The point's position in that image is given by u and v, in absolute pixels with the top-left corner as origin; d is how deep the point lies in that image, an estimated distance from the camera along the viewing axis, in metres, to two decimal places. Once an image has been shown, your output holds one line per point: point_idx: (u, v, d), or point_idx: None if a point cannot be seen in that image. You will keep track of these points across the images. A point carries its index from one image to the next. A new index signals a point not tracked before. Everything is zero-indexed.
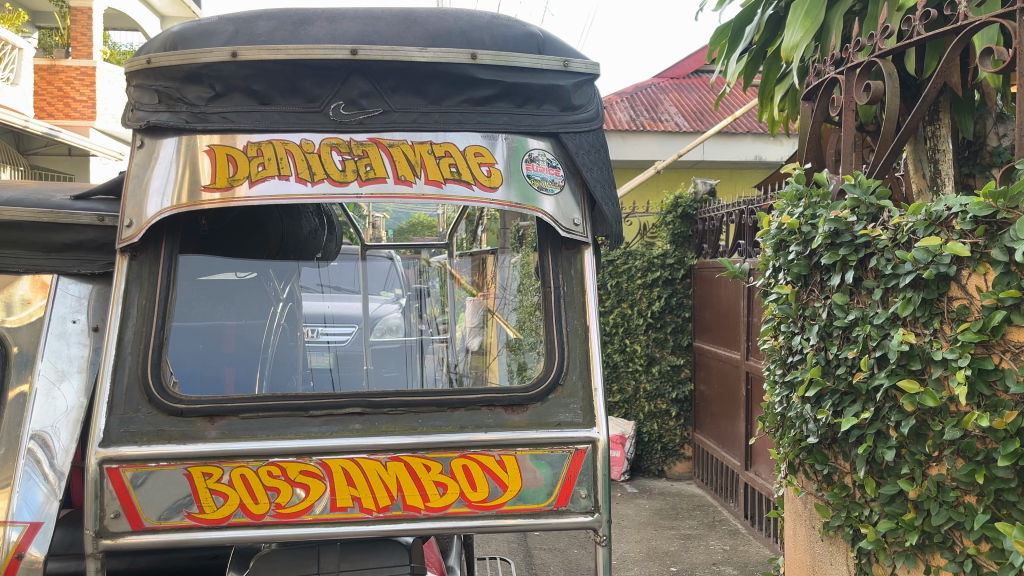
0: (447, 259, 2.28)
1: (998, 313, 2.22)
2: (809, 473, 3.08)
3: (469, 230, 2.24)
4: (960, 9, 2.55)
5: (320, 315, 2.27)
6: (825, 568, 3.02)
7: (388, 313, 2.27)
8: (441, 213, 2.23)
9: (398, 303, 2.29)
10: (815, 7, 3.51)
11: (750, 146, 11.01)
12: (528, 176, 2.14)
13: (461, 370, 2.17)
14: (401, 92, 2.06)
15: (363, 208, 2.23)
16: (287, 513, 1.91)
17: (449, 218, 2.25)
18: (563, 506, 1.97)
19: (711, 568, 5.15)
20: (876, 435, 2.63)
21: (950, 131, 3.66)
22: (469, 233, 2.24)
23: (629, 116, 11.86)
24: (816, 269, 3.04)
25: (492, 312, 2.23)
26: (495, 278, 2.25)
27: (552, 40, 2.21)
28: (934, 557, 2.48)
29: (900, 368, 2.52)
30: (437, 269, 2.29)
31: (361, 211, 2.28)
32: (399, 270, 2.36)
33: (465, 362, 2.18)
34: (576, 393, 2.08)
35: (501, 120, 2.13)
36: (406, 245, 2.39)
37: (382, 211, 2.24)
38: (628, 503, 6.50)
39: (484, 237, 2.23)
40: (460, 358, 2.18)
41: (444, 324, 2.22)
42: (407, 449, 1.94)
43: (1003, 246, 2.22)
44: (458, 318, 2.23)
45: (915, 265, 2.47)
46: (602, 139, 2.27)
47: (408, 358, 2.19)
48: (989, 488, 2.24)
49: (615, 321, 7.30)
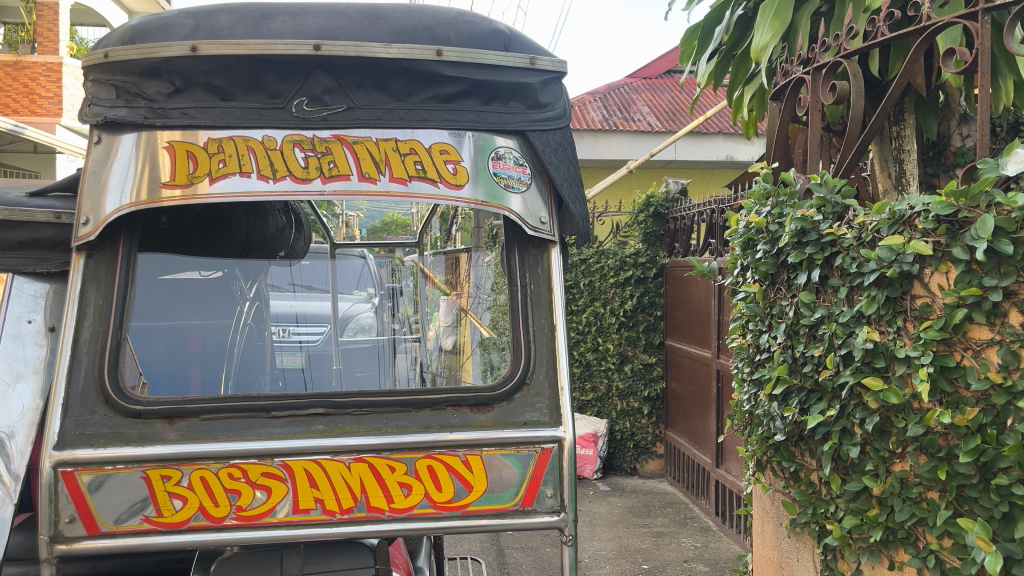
0: (422, 257, 2.35)
1: (959, 311, 2.25)
2: (776, 470, 3.09)
3: (443, 228, 2.24)
4: (924, 9, 2.58)
5: (292, 315, 2.25)
6: (791, 564, 3.04)
7: (360, 313, 2.34)
8: (415, 212, 2.20)
9: (372, 303, 2.39)
10: (784, 7, 3.51)
11: (722, 146, 11.09)
12: (495, 174, 2.12)
13: (435, 370, 2.17)
14: (365, 88, 2.04)
15: (336, 206, 2.17)
16: (248, 516, 1.88)
17: (422, 216, 2.23)
18: (529, 506, 1.95)
19: (682, 565, 5.17)
20: (841, 432, 2.66)
21: (915, 131, 3.71)
22: (443, 232, 2.25)
23: (601, 116, 11.89)
24: (783, 268, 3.05)
25: (465, 311, 2.25)
26: (469, 277, 2.28)
27: (519, 37, 2.20)
28: (897, 553, 2.50)
29: (865, 366, 2.55)
30: (413, 269, 2.38)
31: (335, 209, 2.20)
32: (371, 268, 2.48)
33: (439, 362, 2.19)
34: (543, 392, 2.07)
35: (467, 117, 2.11)
36: (379, 244, 2.44)
37: (357, 210, 2.20)
38: (601, 501, 6.51)
39: (458, 236, 2.24)
40: (433, 358, 2.19)
41: (417, 324, 2.28)
42: (372, 450, 1.91)
43: (965, 245, 2.26)
44: (432, 317, 2.27)
45: (878, 264, 2.50)
46: (569, 137, 2.25)
47: (380, 359, 2.18)
48: (951, 484, 2.26)
49: (588, 320, 7.33)
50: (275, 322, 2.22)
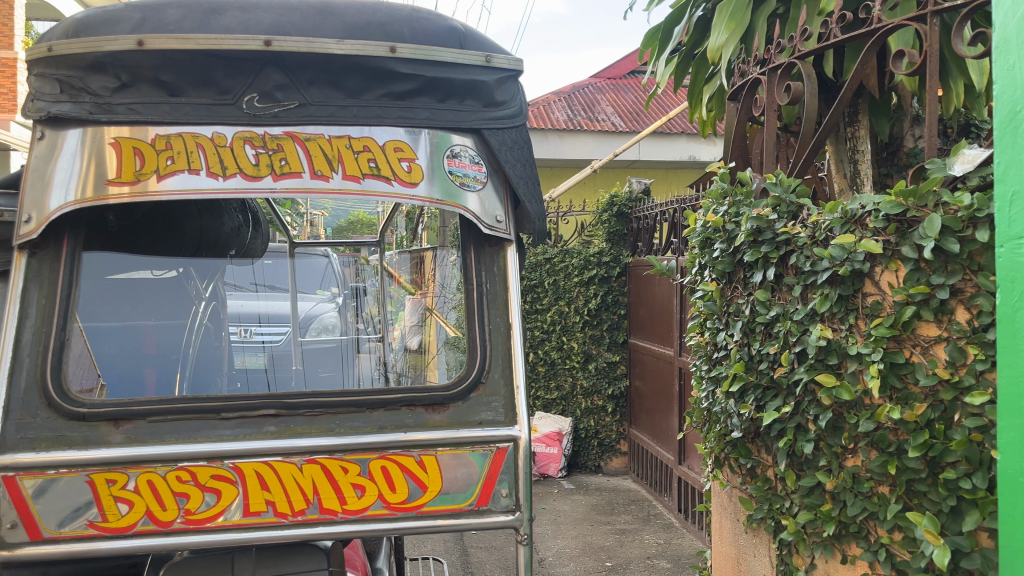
0: (388, 256, 2.35)
1: (908, 308, 2.29)
2: (733, 467, 3.12)
3: (409, 228, 2.23)
4: (874, 12, 2.62)
5: (255, 314, 2.21)
6: (748, 560, 3.08)
7: (324, 312, 2.29)
8: (382, 213, 2.18)
9: (335, 302, 2.35)
10: (740, 8, 3.56)
11: (685, 146, 11.19)
12: (450, 172, 2.11)
13: (400, 370, 2.15)
14: (318, 85, 2.02)
15: (300, 204, 2.11)
16: (196, 520, 1.85)
17: (388, 214, 2.19)
18: (484, 506, 1.95)
19: (645, 562, 5.20)
20: (796, 428, 2.69)
21: (869, 132, 3.77)
22: (409, 231, 2.23)
23: (566, 116, 11.93)
24: (739, 266, 3.09)
25: (431, 311, 2.26)
26: (434, 277, 2.28)
27: (474, 34, 2.19)
28: (849, 547, 2.54)
29: (819, 363, 2.58)
30: (378, 268, 2.36)
31: (298, 208, 2.15)
32: (335, 268, 2.42)
33: (404, 361, 2.17)
34: (498, 391, 2.08)
35: (422, 115, 2.10)
36: (344, 243, 2.38)
37: (321, 209, 2.18)
38: (565, 499, 6.53)
39: (424, 235, 2.24)
40: (398, 359, 2.17)
41: (381, 324, 2.26)
42: (324, 451, 1.89)
43: (914, 244, 2.29)
44: (397, 317, 2.27)
45: (831, 262, 2.54)
46: (526, 136, 2.24)
47: (344, 358, 2.16)
48: (901, 478, 2.31)
49: (553, 318, 7.30)
50: (236, 322, 2.19)
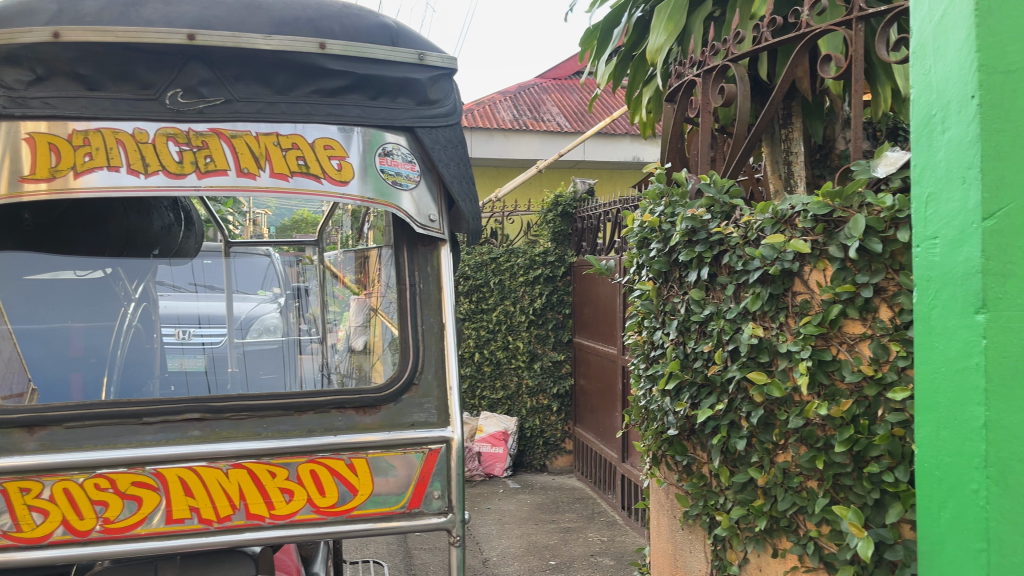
0: (331, 255, 2.26)
1: (835, 306, 2.35)
2: (670, 465, 3.15)
3: (355, 227, 2.23)
4: (803, 17, 2.67)
5: (195, 316, 2.16)
6: (684, 556, 3.11)
7: (264, 314, 2.22)
8: (325, 211, 2.20)
9: (276, 303, 2.25)
10: (678, 10, 3.59)
11: (629, 146, 11.30)
12: (382, 170, 2.08)
13: (344, 372, 2.12)
14: (245, 81, 1.98)
15: (242, 204, 2.13)
16: (116, 528, 1.79)
17: (333, 216, 2.23)
18: (416, 508, 1.93)
19: (589, 559, 5.23)
20: (729, 425, 2.73)
21: (802, 134, 3.86)
22: (354, 230, 2.24)
23: (512, 116, 11.94)
24: (675, 266, 3.13)
25: (376, 311, 2.20)
26: (380, 277, 2.21)
27: (406, 31, 2.17)
28: (780, 541, 2.59)
29: (751, 361, 2.63)
30: (323, 267, 2.27)
31: (241, 207, 2.16)
32: (277, 268, 2.35)
33: (349, 363, 2.13)
34: (431, 392, 2.07)
35: (353, 112, 2.07)
36: (288, 242, 2.32)
37: (265, 208, 2.17)
38: (510, 499, 6.53)
39: (370, 234, 2.23)
40: (343, 360, 2.13)
41: (327, 327, 2.16)
42: (251, 455, 1.85)
43: (840, 244, 2.35)
44: (342, 317, 2.18)
45: (762, 262, 2.58)
46: (460, 135, 2.23)
47: (284, 361, 2.13)
48: (828, 473, 2.36)
49: (499, 318, 7.30)
50: (174, 324, 2.14)
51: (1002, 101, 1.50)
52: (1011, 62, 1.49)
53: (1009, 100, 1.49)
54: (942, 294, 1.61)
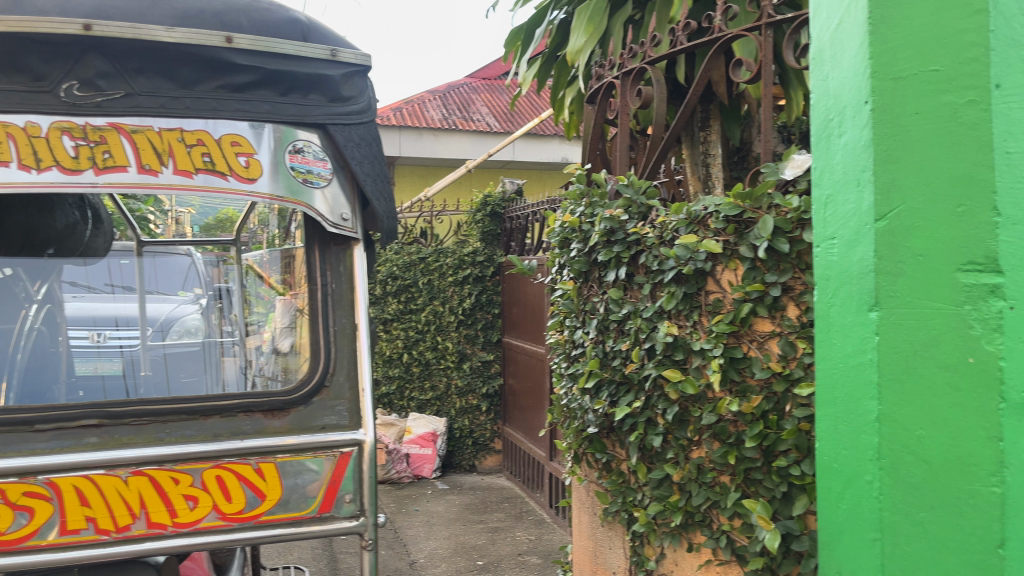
0: (255, 255, 2.19)
1: (745, 305, 2.40)
2: (590, 462, 3.18)
3: (282, 226, 2.13)
4: (715, 22, 2.74)
5: (111, 318, 2.01)
6: (604, 553, 3.15)
7: (186, 314, 2.09)
8: (249, 208, 2.08)
9: (199, 303, 2.12)
10: (597, 12, 3.63)
11: (557, 147, 11.39)
12: (292, 168, 2.04)
13: (270, 373, 2.07)
14: (147, 74, 1.91)
15: (162, 200, 2.02)
16: (5, 541, 1.71)
17: (260, 213, 2.10)
18: (327, 512, 1.90)
19: (517, 559, 5.24)
20: (646, 422, 2.78)
21: (720, 137, 3.95)
22: (282, 229, 2.13)
23: (441, 115, 11.88)
24: (595, 266, 3.16)
25: (302, 312, 2.13)
26: (307, 277, 2.13)
27: (318, 27, 2.14)
28: (694, 535, 2.64)
29: (666, 359, 2.67)
30: (245, 268, 2.20)
31: (162, 205, 2.05)
32: (198, 268, 2.21)
33: (274, 364, 2.08)
34: (343, 394, 2.06)
35: (262, 108, 2.02)
36: (211, 242, 2.18)
37: (188, 206, 2.06)
38: (438, 500, 6.50)
39: (298, 234, 2.13)
40: (267, 362, 2.08)
41: (251, 325, 2.11)
42: (152, 462, 1.79)
43: (750, 244, 2.40)
44: (266, 317, 2.13)
45: (676, 261, 2.62)
46: (375, 133, 2.20)
47: (206, 362, 2.03)
48: (740, 467, 2.42)
49: (428, 318, 7.26)
50: (89, 326, 1.99)
51: (892, 107, 1.54)
52: (901, 69, 1.53)
53: (898, 106, 1.54)
54: (839, 292, 1.67)
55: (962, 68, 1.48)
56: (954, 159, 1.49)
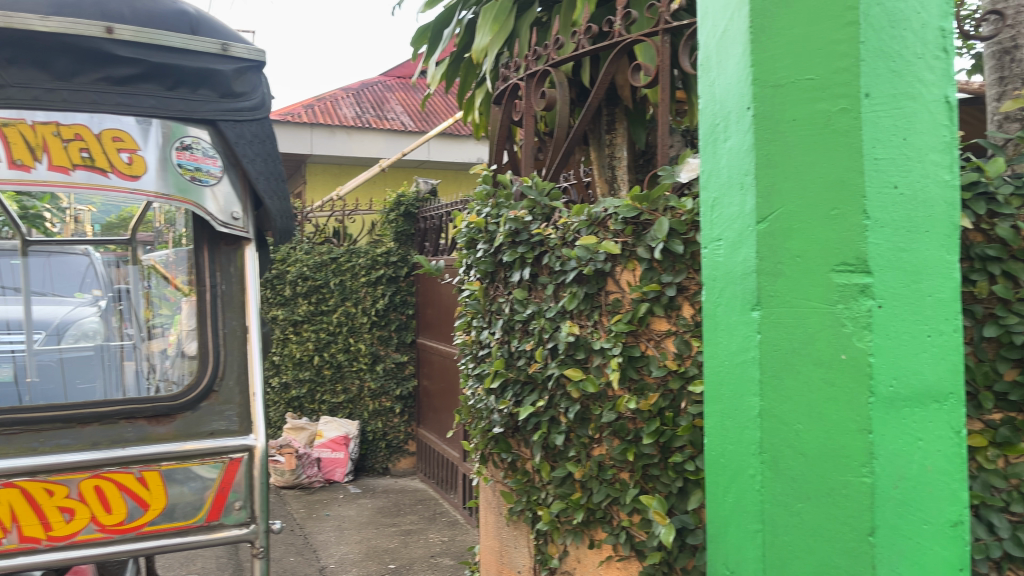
0: (160, 255, 2.07)
1: (643, 305, 2.46)
2: (496, 462, 3.18)
3: (189, 224, 2.04)
4: (616, 27, 2.79)
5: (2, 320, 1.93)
6: (510, 552, 3.16)
7: (83, 318, 2.02)
8: (155, 207, 1.99)
9: (97, 306, 2.03)
10: (502, 12, 3.64)
11: (473, 148, 11.39)
12: (179, 165, 1.97)
13: (171, 376, 1.99)
14: (19, 64, 1.81)
15: (59, 198, 1.93)
16: None
17: (167, 211, 2.02)
18: (215, 521, 1.85)
19: (429, 561, 5.21)
20: (550, 421, 2.80)
21: (625, 140, 4.03)
22: (189, 228, 2.04)
23: (355, 113, 11.71)
24: (500, 266, 3.17)
25: (206, 314, 2.04)
26: (212, 279, 2.06)
27: (208, 20, 2.07)
28: (596, 532, 2.68)
29: (568, 358, 2.70)
30: (147, 269, 2.07)
31: (59, 202, 1.95)
32: (96, 268, 2.07)
33: (178, 369, 2.00)
34: (232, 399, 2.00)
35: (147, 103, 1.94)
36: (114, 241, 2.03)
37: (87, 204, 1.95)
38: (350, 504, 6.39)
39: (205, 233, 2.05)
40: (171, 365, 2.00)
41: (154, 328, 2.03)
42: (24, 473, 1.70)
43: (647, 245, 2.46)
44: (174, 321, 2.04)
45: (577, 262, 2.66)
46: (269, 130, 2.14)
47: (103, 365, 1.96)
48: (638, 464, 2.47)
49: (339, 319, 7.13)
50: None
51: (772, 114, 1.60)
52: (780, 77, 1.60)
53: (778, 113, 1.60)
54: (725, 291, 1.73)
55: (835, 77, 1.54)
56: (827, 163, 1.55)
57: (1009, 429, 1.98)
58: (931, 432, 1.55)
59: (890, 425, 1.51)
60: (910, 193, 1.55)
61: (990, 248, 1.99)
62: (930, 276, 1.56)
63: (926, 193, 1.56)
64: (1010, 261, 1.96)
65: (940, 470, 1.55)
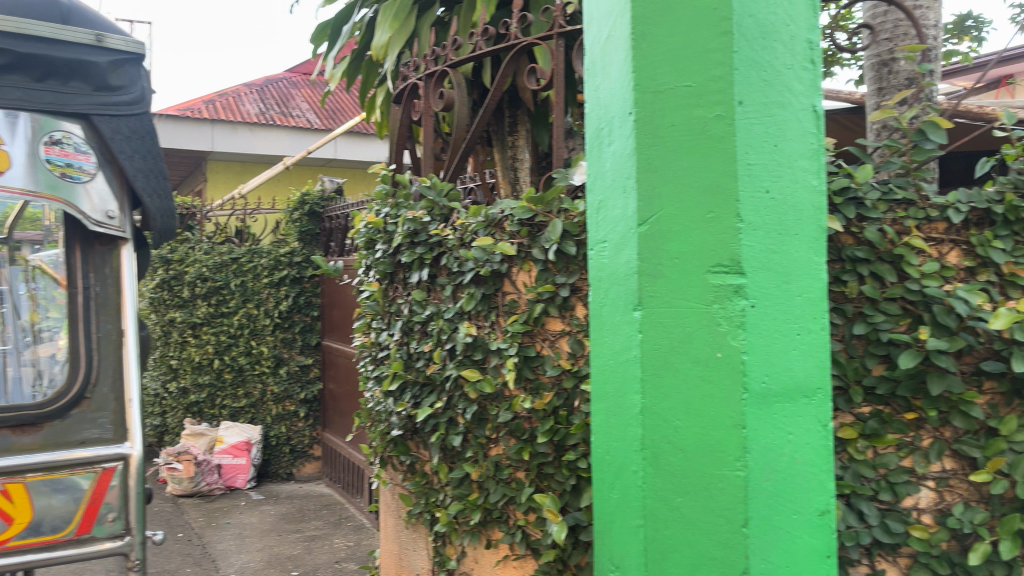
0: (48, 255, 2.07)
1: (538, 305, 2.48)
2: (395, 465, 3.15)
3: (69, 230, 2.11)
4: (512, 29, 2.81)
5: None
6: (409, 555, 3.14)
7: None
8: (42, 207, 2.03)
9: None
10: (402, 9, 3.59)
11: (381, 147, 11.26)
12: (47, 162, 2.05)
13: (48, 373, 2.04)
14: None
15: None
16: None
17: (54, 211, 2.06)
18: (86, 534, 1.95)
19: (334, 566, 5.11)
20: (448, 422, 2.80)
21: (527, 142, 4.08)
22: (69, 234, 2.11)
23: (258, 110, 11.39)
24: (399, 267, 3.14)
25: (83, 317, 2.12)
26: (88, 279, 2.13)
27: (82, 12, 2.15)
28: (493, 531, 2.69)
29: (466, 359, 2.70)
30: (34, 269, 2.06)
31: None
32: None
33: (61, 377, 2.05)
34: (105, 406, 2.09)
35: (15, 95, 2.02)
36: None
37: None
38: (252, 511, 6.21)
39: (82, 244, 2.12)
40: (53, 372, 2.04)
41: (36, 330, 2.04)
42: None
43: (541, 247, 2.49)
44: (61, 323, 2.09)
45: (474, 263, 2.66)
46: (146, 124, 2.23)
47: None
48: (533, 463, 2.49)
49: (241, 322, 6.91)
50: None
51: (652, 119, 1.65)
52: (659, 83, 1.64)
53: (657, 118, 1.64)
54: (610, 292, 1.77)
55: (710, 84, 1.59)
56: (703, 168, 1.60)
57: (877, 422, 2.10)
58: (800, 426, 1.62)
59: (762, 420, 1.58)
60: (781, 197, 1.62)
61: (859, 250, 2.10)
62: (800, 277, 1.64)
63: (795, 198, 1.64)
64: (876, 262, 2.10)
65: (809, 462, 1.63)
